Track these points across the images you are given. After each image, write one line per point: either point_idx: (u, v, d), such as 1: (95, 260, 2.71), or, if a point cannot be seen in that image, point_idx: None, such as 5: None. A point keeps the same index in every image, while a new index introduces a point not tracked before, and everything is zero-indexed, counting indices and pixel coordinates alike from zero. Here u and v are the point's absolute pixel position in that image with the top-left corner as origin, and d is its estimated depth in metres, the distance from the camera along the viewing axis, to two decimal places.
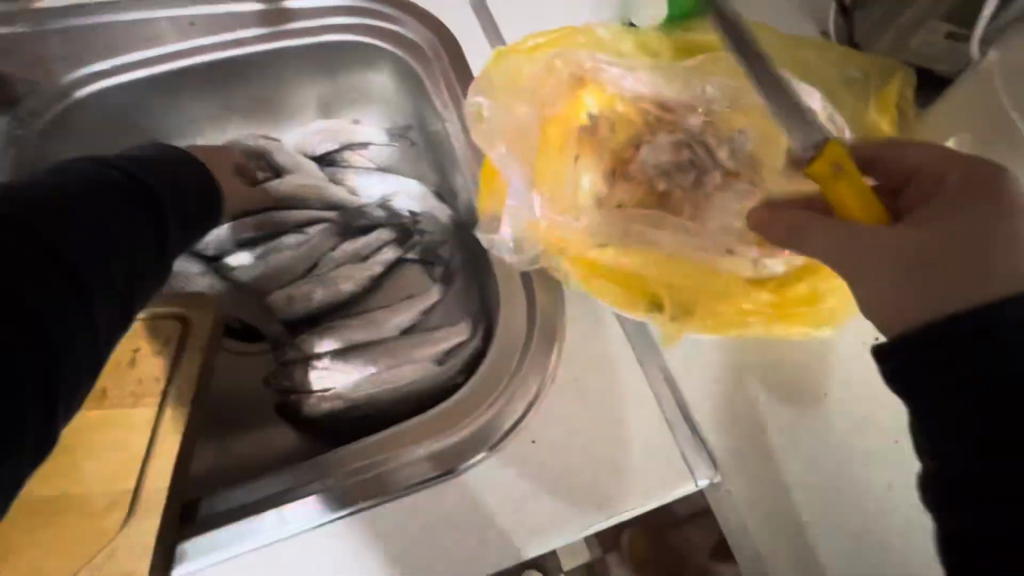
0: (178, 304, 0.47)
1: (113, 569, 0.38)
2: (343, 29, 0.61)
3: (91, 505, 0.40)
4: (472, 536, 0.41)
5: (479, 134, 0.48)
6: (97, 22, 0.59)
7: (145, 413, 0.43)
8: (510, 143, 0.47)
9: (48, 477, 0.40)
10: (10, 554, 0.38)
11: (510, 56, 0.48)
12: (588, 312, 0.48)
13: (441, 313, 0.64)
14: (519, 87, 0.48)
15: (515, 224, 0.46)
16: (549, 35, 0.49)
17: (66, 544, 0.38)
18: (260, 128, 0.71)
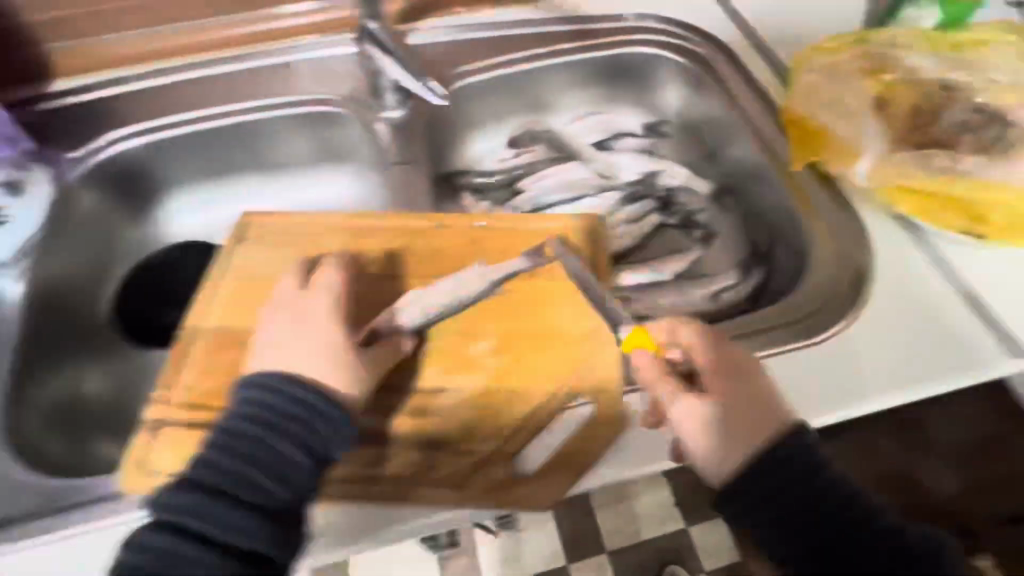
0: (578, 213, 0.62)
1: (597, 379, 0.52)
2: (646, 43, 0.81)
3: (566, 336, 0.55)
4: (840, 395, 0.52)
5: (820, 94, 0.66)
6: (465, 37, 0.81)
7: (578, 281, 0.58)
8: (844, 100, 0.65)
9: (528, 317, 0.56)
10: (518, 366, 0.53)
11: (834, 47, 0.67)
12: (906, 237, 0.60)
13: (713, 263, 0.78)
14: (839, 70, 0.66)
15: (869, 165, 0.61)
16: (859, 31, 0.69)
17: (556, 361, 0.53)
18: (539, 121, 0.88)
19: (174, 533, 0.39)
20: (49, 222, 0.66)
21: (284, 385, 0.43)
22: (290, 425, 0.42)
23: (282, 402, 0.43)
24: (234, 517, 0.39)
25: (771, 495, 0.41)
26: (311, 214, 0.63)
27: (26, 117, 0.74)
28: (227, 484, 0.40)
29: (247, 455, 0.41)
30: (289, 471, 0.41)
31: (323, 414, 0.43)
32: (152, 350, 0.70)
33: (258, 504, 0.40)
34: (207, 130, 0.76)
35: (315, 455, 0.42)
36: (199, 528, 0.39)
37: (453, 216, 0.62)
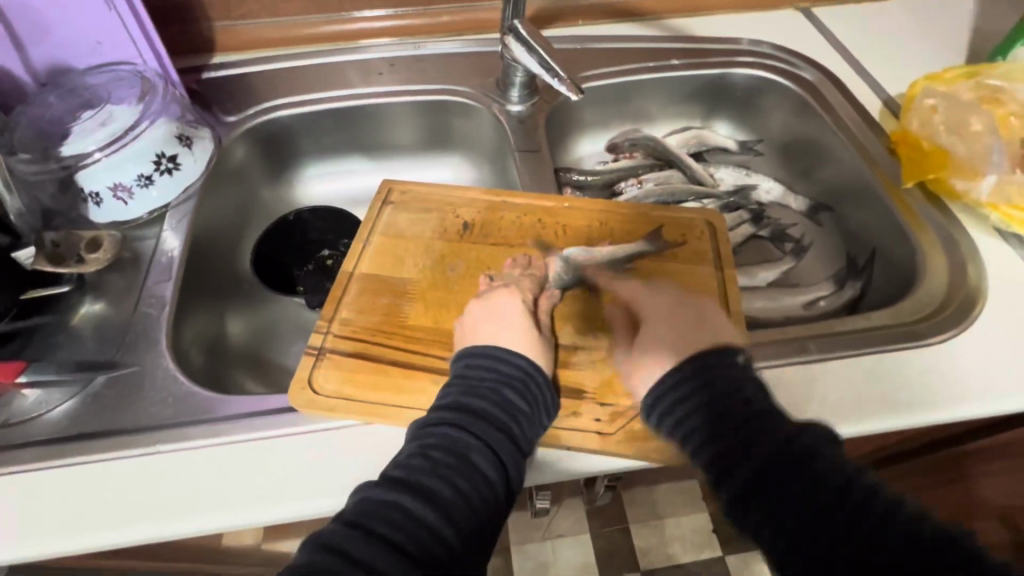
0: (699, 213, 0.66)
1: None
2: (756, 65, 0.87)
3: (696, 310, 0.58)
4: (958, 389, 0.54)
5: (932, 115, 0.71)
6: (585, 46, 0.89)
7: (706, 269, 0.61)
8: (957, 122, 0.70)
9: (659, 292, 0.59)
10: None
11: (942, 80, 0.74)
12: (1013, 261, 0.63)
13: (805, 275, 0.80)
14: (951, 98, 0.72)
15: (993, 177, 0.65)
16: (966, 70, 0.74)
17: None
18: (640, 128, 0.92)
19: (421, 469, 0.43)
20: (210, 172, 0.75)
21: (500, 364, 0.50)
22: (500, 397, 0.48)
23: (501, 376, 0.49)
24: (472, 465, 0.44)
25: (742, 457, 0.44)
26: (449, 188, 0.68)
27: (193, 83, 0.83)
28: (463, 437, 0.45)
29: (478, 415, 0.46)
30: (505, 438, 0.46)
31: (534, 390, 0.49)
32: (286, 301, 0.77)
33: (491, 457, 0.45)
34: (347, 108, 0.83)
35: (531, 424, 0.48)
36: (442, 468, 0.43)
37: (585, 201, 0.67)
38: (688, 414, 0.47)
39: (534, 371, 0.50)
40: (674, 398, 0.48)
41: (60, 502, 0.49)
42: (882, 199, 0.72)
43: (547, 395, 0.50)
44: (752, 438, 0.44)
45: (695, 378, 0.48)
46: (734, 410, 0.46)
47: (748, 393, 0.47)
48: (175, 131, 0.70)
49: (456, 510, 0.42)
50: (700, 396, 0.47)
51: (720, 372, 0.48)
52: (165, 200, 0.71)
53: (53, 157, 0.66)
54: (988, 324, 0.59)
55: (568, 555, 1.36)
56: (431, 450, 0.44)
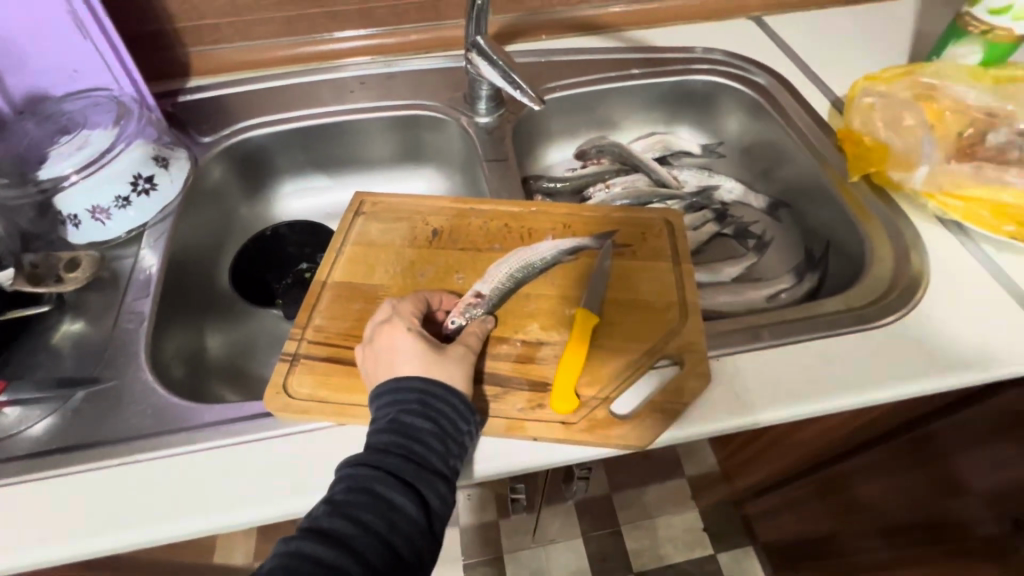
0: (659, 211, 0.69)
1: (683, 339, 0.57)
2: (712, 72, 0.91)
3: (654, 304, 0.60)
4: (903, 367, 0.57)
5: (871, 113, 0.75)
6: (549, 59, 0.93)
7: (665, 264, 0.64)
8: (892, 118, 0.74)
9: (618, 287, 0.62)
10: (615, 324, 0.58)
11: (883, 78, 0.78)
12: (948, 245, 0.67)
13: (767, 269, 0.83)
14: (888, 95, 0.76)
15: (931, 167, 0.68)
16: (904, 69, 0.79)
17: (645, 323, 0.58)
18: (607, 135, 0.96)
19: (323, 513, 0.44)
20: (186, 191, 0.77)
21: (402, 391, 0.50)
22: (400, 424, 0.48)
23: (399, 404, 0.49)
24: (378, 497, 0.45)
25: None
26: (419, 197, 0.71)
27: (169, 106, 0.86)
28: (363, 473, 0.46)
29: (379, 449, 0.47)
30: (410, 463, 0.47)
31: (436, 405, 0.49)
32: (265, 313, 0.79)
33: (397, 484, 0.45)
34: (320, 125, 0.86)
35: (439, 442, 0.48)
36: (345, 507, 0.44)
37: (548, 205, 0.69)
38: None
39: (430, 385, 0.50)
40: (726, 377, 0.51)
41: (40, 513, 0.50)
42: (832, 193, 0.76)
43: (452, 405, 0.50)
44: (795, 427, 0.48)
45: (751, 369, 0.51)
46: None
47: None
48: (151, 153, 0.72)
49: (367, 543, 0.42)
50: None
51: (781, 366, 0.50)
52: (143, 219, 0.72)
53: (30, 181, 0.68)
54: (929, 307, 0.62)
55: (561, 559, 1.38)
56: (334, 494, 0.45)
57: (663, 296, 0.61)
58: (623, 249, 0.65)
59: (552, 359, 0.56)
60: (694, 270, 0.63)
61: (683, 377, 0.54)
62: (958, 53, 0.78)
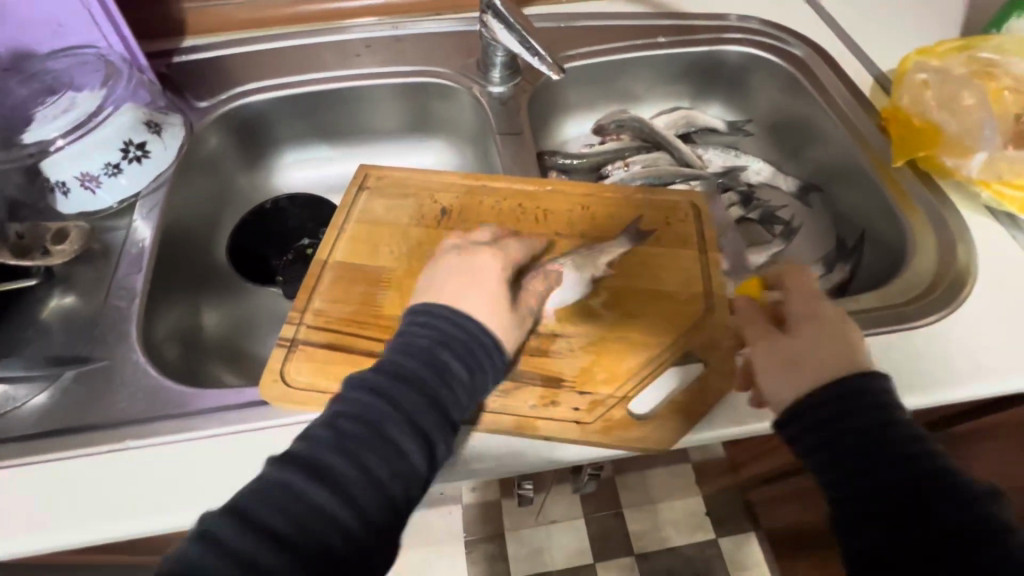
0: (685, 194, 0.64)
1: (709, 335, 0.53)
2: (745, 42, 0.84)
3: (676, 296, 0.56)
4: (945, 372, 0.53)
5: (922, 91, 0.69)
6: (569, 25, 0.86)
7: (690, 252, 0.59)
8: (946, 96, 0.68)
9: (640, 276, 0.57)
10: (636, 317, 0.54)
11: (936, 53, 0.72)
12: (998, 239, 0.62)
13: (795, 259, 0.78)
14: (943, 70, 0.70)
15: (989, 151, 0.63)
16: (960, 43, 0.72)
17: (668, 316, 0.54)
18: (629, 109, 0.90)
19: (323, 445, 0.40)
20: (182, 159, 0.72)
21: (421, 357, 0.45)
22: (434, 358, 0.45)
23: (438, 340, 0.46)
24: (384, 437, 0.41)
25: (840, 456, 0.42)
26: (427, 172, 0.66)
27: (163, 67, 0.80)
28: (379, 404, 0.42)
29: (403, 380, 0.44)
30: (430, 409, 0.43)
31: (473, 354, 0.47)
32: (263, 291, 0.76)
33: (409, 427, 0.42)
34: (322, 92, 0.80)
35: (466, 394, 0.46)
36: (348, 438, 0.40)
37: (566, 183, 0.65)
38: (818, 442, 0.43)
39: (482, 336, 0.47)
40: (468, 364, 0.46)
41: (29, 497, 0.48)
42: (871, 179, 0.71)
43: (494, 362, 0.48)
44: (849, 454, 0.42)
45: (840, 405, 0.43)
46: (895, 455, 0.41)
47: (890, 417, 0.42)
48: (142, 118, 0.68)
49: (359, 485, 0.39)
50: (827, 424, 0.43)
51: (861, 398, 0.43)
52: (135, 188, 0.68)
53: (14, 146, 0.64)
54: (974, 307, 0.57)
55: (562, 540, 1.35)
56: (341, 420, 0.41)
57: (687, 288, 0.56)
58: (646, 234, 0.61)
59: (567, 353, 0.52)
60: (722, 259, 0.59)
61: (707, 378, 0.50)
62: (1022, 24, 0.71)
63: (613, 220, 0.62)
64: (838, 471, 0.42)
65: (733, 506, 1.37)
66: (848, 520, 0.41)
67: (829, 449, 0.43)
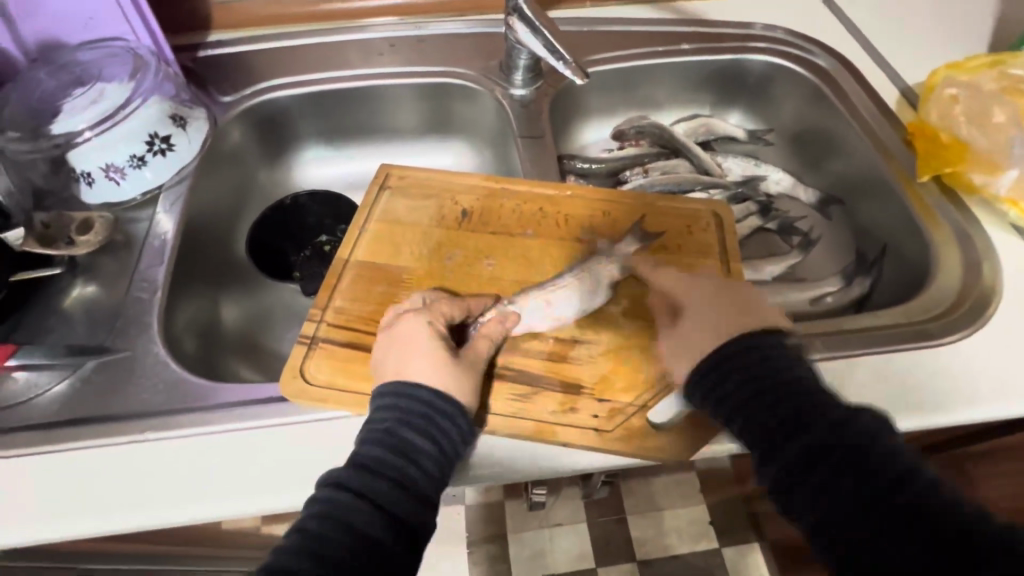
0: (706, 203, 0.64)
1: None
2: (769, 51, 0.83)
3: None
4: (970, 391, 0.53)
5: (951, 106, 0.69)
6: (593, 29, 0.86)
7: (711, 262, 0.59)
8: (977, 111, 0.68)
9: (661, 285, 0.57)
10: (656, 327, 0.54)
11: (966, 67, 0.71)
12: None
13: (812, 272, 0.78)
14: (973, 85, 0.69)
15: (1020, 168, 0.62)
16: (991, 58, 0.71)
17: None
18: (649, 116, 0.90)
19: (295, 546, 0.39)
20: (205, 153, 0.73)
21: (382, 442, 0.44)
22: (396, 438, 0.45)
23: (400, 416, 0.46)
24: (356, 527, 0.40)
25: (793, 416, 0.43)
26: (448, 173, 0.66)
27: (188, 61, 0.81)
28: (347, 496, 0.41)
29: (371, 468, 0.43)
30: (397, 490, 0.43)
31: (437, 424, 0.46)
32: (280, 287, 0.76)
33: (381, 515, 0.41)
34: (345, 89, 0.81)
35: (437, 466, 0.44)
36: (318, 539, 0.40)
37: (587, 189, 0.64)
38: (730, 391, 0.46)
39: (438, 401, 0.46)
40: (431, 438, 0.45)
41: (50, 486, 0.48)
42: (895, 194, 0.70)
43: (457, 426, 0.46)
44: (793, 415, 0.43)
45: (747, 358, 0.47)
46: (788, 398, 0.44)
47: (801, 369, 0.46)
48: (168, 111, 0.68)
49: None
50: (732, 378, 0.46)
51: (772, 351, 0.47)
52: (158, 181, 0.69)
53: (42, 136, 0.64)
54: (1000, 326, 0.57)
55: (564, 544, 1.35)
56: (311, 517, 0.41)
57: None
58: (667, 242, 0.60)
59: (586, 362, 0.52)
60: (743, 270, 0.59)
61: None
62: None
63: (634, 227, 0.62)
64: (755, 430, 0.44)
65: (738, 515, 1.36)
66: (793, 476, 0.42)
67: (750, 403, 0.45)
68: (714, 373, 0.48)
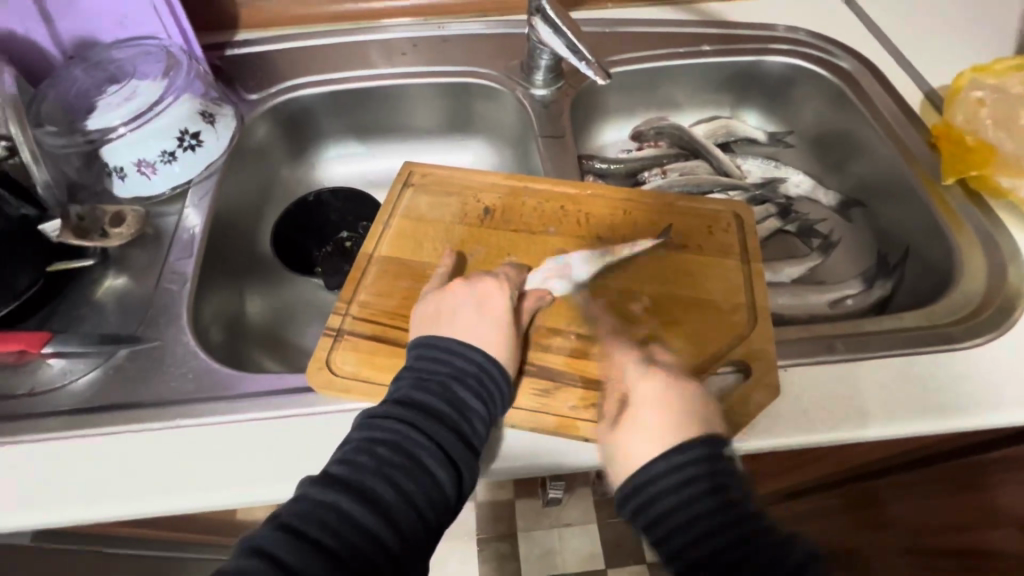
0: (728, 203, 0.63)
1: (750, 346, 0.53)
2: (790, 52, 0.83)
3: (719, 305, 0.56)
4: (997, 395, 0.52)
5: (981, 110, 0.69)
6: (614, 30, 0.86)
7: (733, 262, 0.59)
8: (1006, 115, 0.68)
9: (683, 284, 0.57)
10: (677, 325, 0.54)
11: (994, 69, 0.71)
12: None
13: (832, 274, 0.78)
14: (1001, 87, 0.70)
15: None
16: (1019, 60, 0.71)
17: (711, 325, 0.54)
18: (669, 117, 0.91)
19: (358, 471, 0.42)
20: (232, 150, 0.74)
21: (438, 393, 0.47)
22: (452, 392, 0.47)
23: (455, 373, 0.48)
24: (417, 464, 0.44)
25: (731, 544, 0.40)
26: (470, 171, 0.67)
27: (216, 59, 0.83)
28: (411, 433, 0.44)
29: (428, 413, 0.46)
30: (454, 438, 0.45)
31: (490, 388, 0.48)
32: (302, 280, 0.78)
33: (439, 457, 0.44)
34: (368, 88, 0.82)
35: (485, 426, 0.47)
36: (383, 467, 0.43)
37: (608, 189, 0.65)
38: (674, 505, 0.42)
39: (489, 366, 0.49)
40: (482, 396, 0.48)
41: (85, 470, 0.50)
42: (918, 197, 0.70)
43: (504, 393, 0.49)
44: (738, 543, 0.40)
45: (697, 468, 0.43)
46: (741, 523, 0.41)
47: (742, 493, 0.42)
48: (198, 108, 0.70)
49: (400, 508, 0.42)
50: (676, 496, 0.42)
51: (715, 462, 0.43)
52: (187, 175, 0.71)
53: (78, 130, 0.66)
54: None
55: (574, 545, 1.34)
56: (373, 447, 0.44)
57: (729, 297, 0.56)
58: (689, 243, 0.60)
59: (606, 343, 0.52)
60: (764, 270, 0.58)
61: (745, 390, 0.50)
62: None
63: (655, 227, 0.62)
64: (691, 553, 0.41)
65: None
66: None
67: (692, 529, 0.41)
68: (655, 489, 0.43)
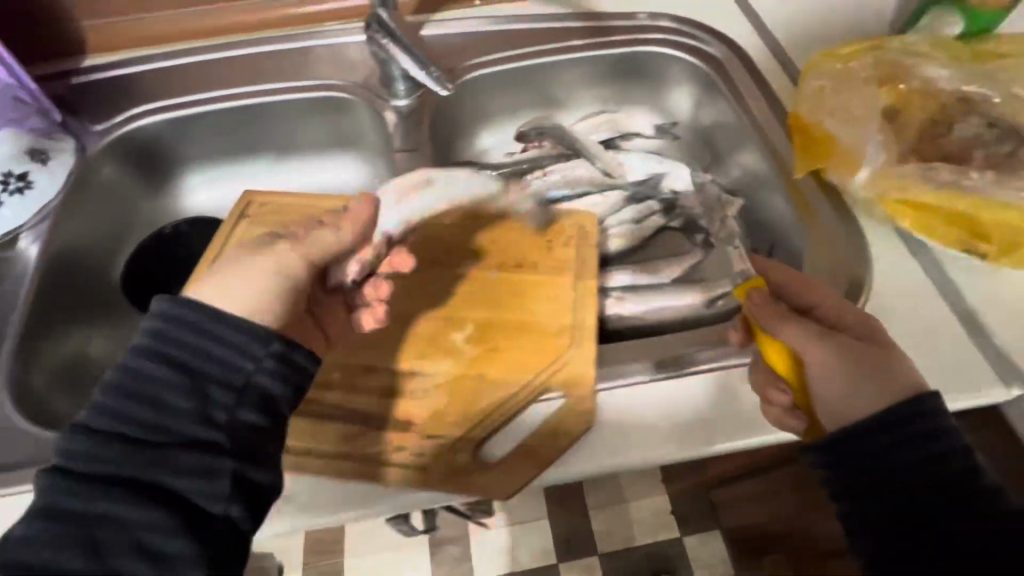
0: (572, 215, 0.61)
1: (570, 373, 0.51)
2: (658, 42, 0.80)
3: (545, 330, 0.53)
4: None
5: (826, 100, 0.66)
6: (478, 29, 0.82)
7: (566, 279, 0.57)
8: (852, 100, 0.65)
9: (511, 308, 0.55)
10: (498, 353, 0.52)
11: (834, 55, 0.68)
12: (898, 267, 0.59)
13: (712, 271, 0.75)
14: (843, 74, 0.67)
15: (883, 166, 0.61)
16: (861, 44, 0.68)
17: (532, 351, 0.52)
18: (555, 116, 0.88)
19: (44, 535, 0.37)
20: (70, 189, 0.71)
21: (116, 383, 0.41)
22: (128, 371, 0.41)
23: (133, 348, 0.42)
24: (103, 500, 0.38)
25: (942, 476, 0.42)
26: (314, 200, 0.64)
27: (59, 90, 0.78)
28: (77, 459, 0.39)
29: (105, 415, 0.40)
30: (140, 436, 0.40)
31: (175, 340, 0.42)
32: None
33: (122, 481, 0.38)
34: (221, 111, 0.78)
35: (182, 394, 0.41)
36: (58, 530, 0.37)
37: (453, 208, 0.62)
38: (861, 452, 0.44)
39: (172, 314, 0.43)
40: (168, 360, 0.42)
41: None
42: (780, 192, 0.69)
43: (209, 345, 0.43)
44: (932, 467, 0.42)
45: (877, 421, 0.44)
46: (948, 454, 0.42)
47: (943, 425, 0.43)
48: (25, 147, 0.71)
49: (105, 566, 0.36)
50: (882, 436, 0.44)
51: (915, 415, 0.44)
52: (16, 222, 0.68)
53: None
54: None
55: None
56: (48, 493, 0.38)
57: (556, 319, 0.54)
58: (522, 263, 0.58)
59: (763, 301, 0.50)
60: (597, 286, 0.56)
61: (564, 415, 0.49)
62: (937, 19, 0.67)
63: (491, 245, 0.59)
64: (840, 487, 0.45)
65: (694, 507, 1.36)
66: (875, 519, 0.43)
67: (869, 457, 0.44)
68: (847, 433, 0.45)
